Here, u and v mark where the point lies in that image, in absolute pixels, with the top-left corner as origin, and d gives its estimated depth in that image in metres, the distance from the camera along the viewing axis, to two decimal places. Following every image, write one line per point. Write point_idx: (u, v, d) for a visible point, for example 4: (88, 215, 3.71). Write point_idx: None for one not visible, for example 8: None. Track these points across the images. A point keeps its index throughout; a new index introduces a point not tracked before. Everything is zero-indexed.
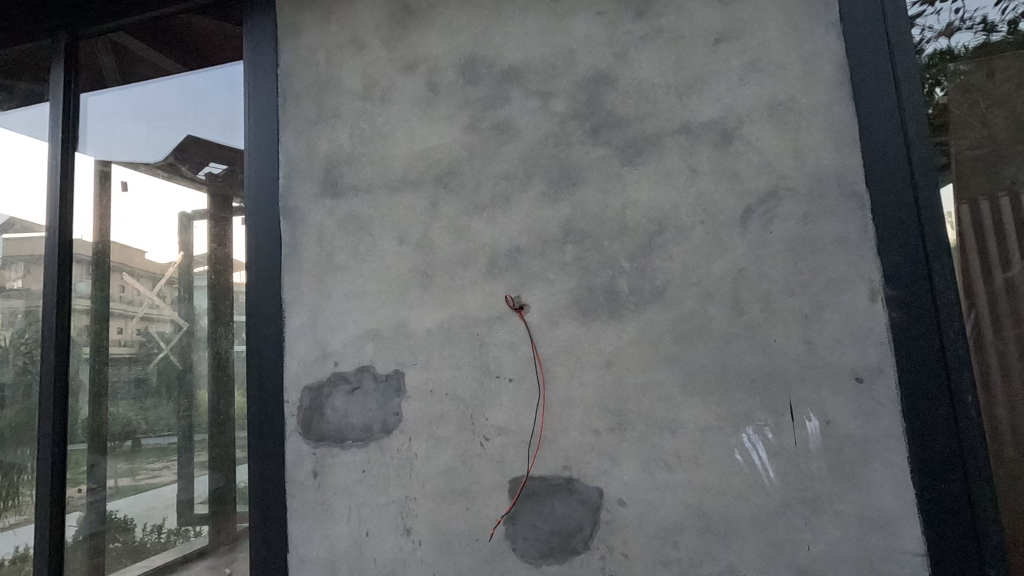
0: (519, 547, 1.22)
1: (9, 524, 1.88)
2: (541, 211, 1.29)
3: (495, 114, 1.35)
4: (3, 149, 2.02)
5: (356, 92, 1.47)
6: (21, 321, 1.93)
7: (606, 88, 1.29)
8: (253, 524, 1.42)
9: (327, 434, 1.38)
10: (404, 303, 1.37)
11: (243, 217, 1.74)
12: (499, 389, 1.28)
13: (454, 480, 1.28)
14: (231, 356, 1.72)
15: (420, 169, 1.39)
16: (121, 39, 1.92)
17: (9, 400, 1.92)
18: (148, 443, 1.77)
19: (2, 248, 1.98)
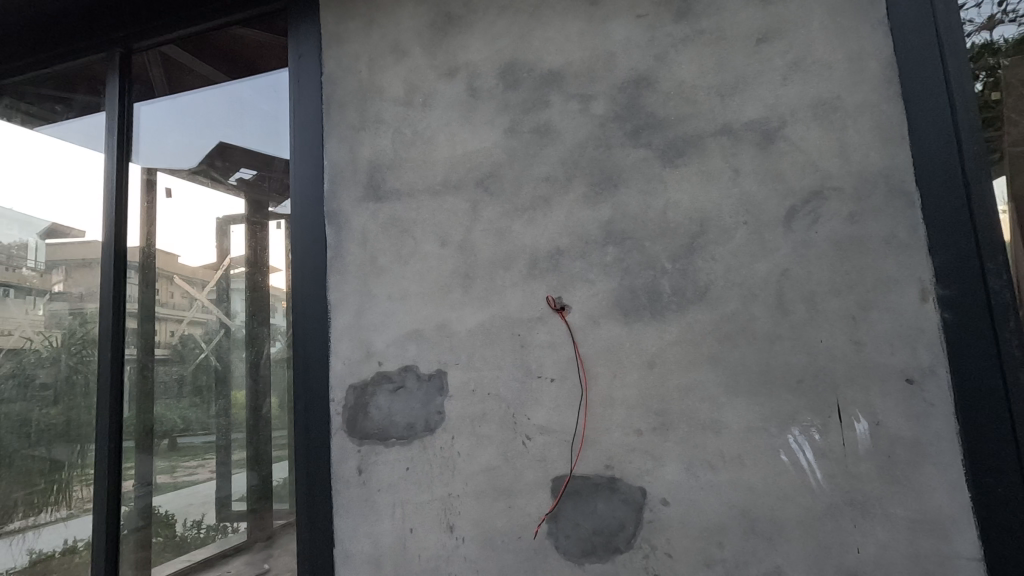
0: (561, 545, 1.23)
1: (60, 517, 1.97)
2: (582, 213, 1.31)
3: (535, 118, 1.37)
4: (58, 158, 2.13)
5: (398, 98, 1.51)
6: (71, 323, 2.02)
7: (647, 90, 1.30)
8: (301, 518, 1.46)
9: (372, 432, 1.41)
10: (447, 304, 1.39)
11: (277, 223, 1.81)
12: (541, 389, 1.29)
13: (496, 478, 1.30)
14: (272, 356, 1.78)
15: (461, 172, 1.42)
16: (171, 51, 2.00)
17: (62, 399, 2.01)
18: (185, 442, 1.85)
19: (55, 253, 2.08)
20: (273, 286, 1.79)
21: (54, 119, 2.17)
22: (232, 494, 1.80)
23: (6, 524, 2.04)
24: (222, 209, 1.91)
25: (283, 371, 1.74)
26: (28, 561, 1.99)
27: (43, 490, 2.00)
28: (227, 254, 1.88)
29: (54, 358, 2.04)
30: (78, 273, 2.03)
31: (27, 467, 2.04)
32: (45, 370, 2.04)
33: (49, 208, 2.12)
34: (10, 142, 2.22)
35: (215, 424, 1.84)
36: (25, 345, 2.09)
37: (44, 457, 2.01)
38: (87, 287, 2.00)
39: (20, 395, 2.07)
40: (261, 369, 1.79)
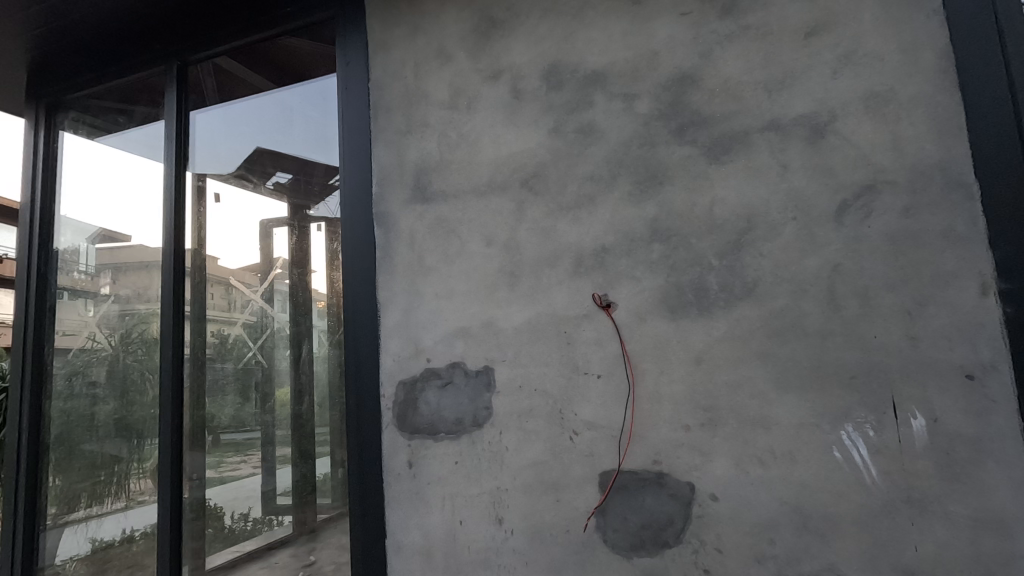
0: (610, 539, 1.25)
1: (119, 508, 2.09)
2: (627, 211, 1.32)
3: (579, 118, 1.39)
4: (119, 167, 2.25)
5: (443, 101, 1.55)
6: (129, 325, 2.14)
7: (692, 88, 1.30)
8: (354, 509, 1.52)
9: (421, 426, 1.46)
10: (493, 302, 1.43)
11: (318, 227, 1.89)
12: (587, 385, 1.31)
13: (544, 472, 1.33)
14: (314, 355, 1.86)
15: (507, 173, 1.45)
16: (224, 62, 2.09)
17: (122, 395, 2.12)
18: (228, 438, 1.95)
19: (115, 257, 2.20)
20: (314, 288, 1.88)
21: (115, 129, 2.29)
22: (278, 488, 1.89)
23: (70, 513, 2.17)
24: (269, 213, 2.01)
25: (328, 368, 1.81)
26: (91, 548, 2.12)
27: (104, 481, 2.13)
28: (273, 257, 1.97)
29: (112, 358, 2.16)
30: (137, 276, 2.14)
31: (89, 460, 2.16)
32: (106, 369, 2.16)
33: (109, 215, 2.24)
34: (74, 153, 2.36)
35: (260, 420, 1.94)
36: (86, 344, 2.21)
37: (106, 450, 2.14)
38: (140, 290, 2.13)
39: (82, 392, 2.20)
40: (311, 366, 1.86)
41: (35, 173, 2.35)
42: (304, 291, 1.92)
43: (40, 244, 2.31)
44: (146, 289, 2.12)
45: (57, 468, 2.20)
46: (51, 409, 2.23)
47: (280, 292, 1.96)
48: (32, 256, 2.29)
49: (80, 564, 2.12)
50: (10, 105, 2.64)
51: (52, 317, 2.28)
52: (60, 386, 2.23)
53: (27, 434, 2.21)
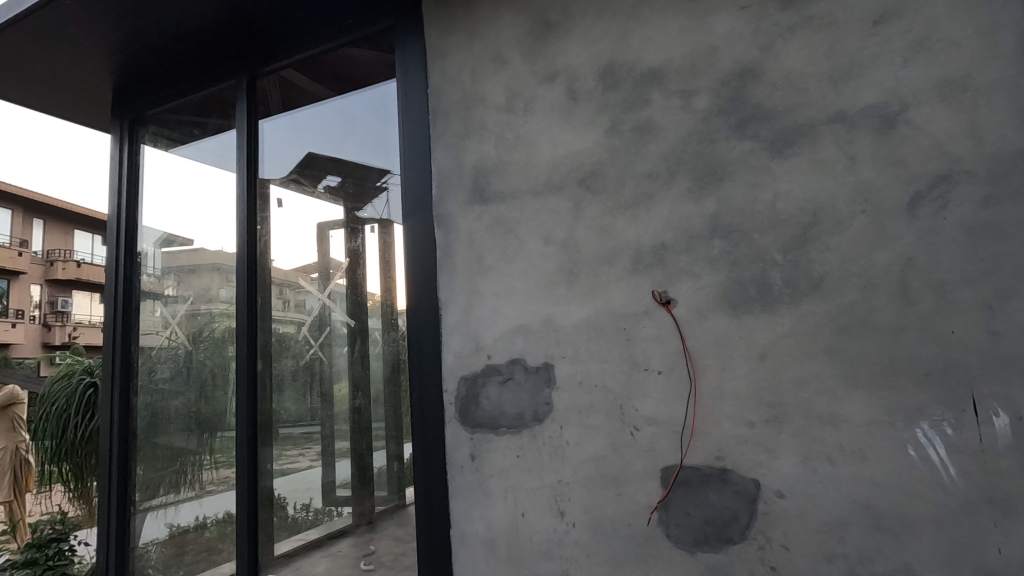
0: (673, 534, 1.26)
1: (192, 496, 2.26)
2: (686, 207, 1.33)
3: (636, 116, 1.40)
4: (193, 177, 2.42)
5: (500, 105, 1.59)
6: (201, 326, 2.32)
7: (753, 82, 1.29)
8: (419, 500, 1.58)
9: (483, 421, 1.51)
10: (552, 300, 1.46)
11: (372, 229, 2.00)
12: (648, 381, 1.33)
13: (604, 467, 1.35)
14: (370, 351, 2.00)
15: (564, 173, 1.47)
16: (290, 73, 2.19)
17: (197, 390, 2.30)
18: (289, 432, 2.10)
19: (190, 257, 2.39)
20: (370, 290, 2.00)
21: (190, 141, 2.45)
22: (338, 480, 2.04)
23: (150, 499, 2.35)
24: (324, 216, 2.16)
25: (384, 367, 1.93)
26: (168, 532, 2.30)
27: (180, 471, 2.30)
28: (330, 257, 2.13)
29: (187, 355, 2.34)
30: (207, 277, 2.33)
31: (167, 451, 2.34)
32: (182, 366, 2.34)
33: (179, 220, 2.44)
34: (151, 164, 2.54)
35: (317, 415, 2.10)
36: (164, 342, 2.40)
37: (183, 441, 2.31)
38: (203, 292, 2.34)
39: (161, 388, 2.38)
40: (368, 364, 2.01)
41: (117, 184, 2.55)
42: (359, 292, 2.05)
43: (126, 249, 2.50)
44: (211, 290, 2.32)
45: (138, 458, 2.39)
46: (134, 402, 2.42)
47: (336, 295, 2.10)
48: (118, 260, 2.48)
49: (159, 547, 2.31)
50: (96, 122, 2.86)
51: (133, 318, 2.47)
52: (142, 381, 2.42)
53: (115, 425, 2.40)
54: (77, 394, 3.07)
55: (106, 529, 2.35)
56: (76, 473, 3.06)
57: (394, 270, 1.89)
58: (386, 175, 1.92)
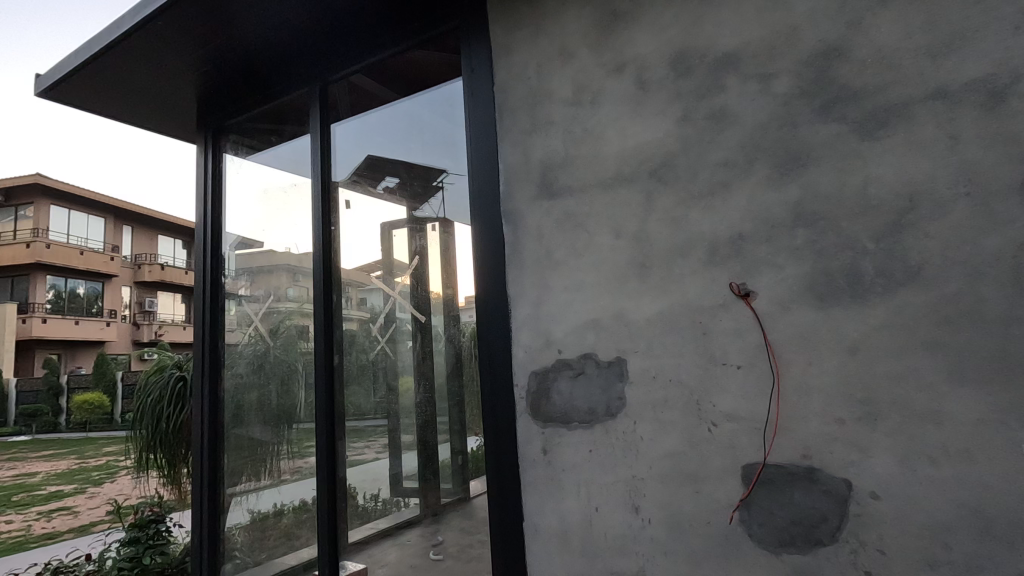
0: (757, 534, 1.22)
1: (269, 484, 2.41)
2: (766, 195, 1.28)
3: (710, 104, 1.36)
4: (269, 182, 2.57)
5: (568, 98, 1.58)
6: (279, 322, 2.46)
7: (839, 60, 1.22)
8: (491, 492, 1.61)
9: (554, 416, 1.51)
10: (624, 294, 1.44)
11: (433, 227, 2.12)
12: (726, 376, 1.29)
13: (681, 463, 1.32)
14: (434, 348, 2.10)
15: (634, 165, 1.45)
16: (359, 79, 2.26)
17: (273, 384, 2.45)
18: (359, 424, 2.18)
19: (268, 257, 2.53)
20: (432, 291, 2.12)
21: (266, 147, 2.59)
22: (404, 472, 2.15)
23: (234, 486, 2.51)
24: (389, 216, 2.27)
25: (445, 363, 2.05)
26: (249, 517, 2.46)
27: (259, 460, 2.46)
28: (393, 256, 2.24)
29: (265, 350, 2.49)
30: (280, 276, 2.47)
31: (246, 441, 2.50)
32: (262, 360, 2.49)
33: (253, 224, 2.60)
34: (229, 171, 2.71)
35: (384, 408, 2.20)
36: (246, 337, 2.56)
37: (263, 430, 2.46)
38: (275, 291, 2.49)
39: (242, 380, 2.54)
40: (431, 360, 2.12)
41: (202, 190, 2.72)
42: (422, 292, 2.17)
43: (212, 250, 2.66)
44: (280, 289, 2.47)
45: (220, 447, 2.54)
46: (222, 393, 2.57)
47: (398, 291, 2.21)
48: (206, 261, 2.65)
49: (243, 531, 2.47)
50: (180, 133, 3.04)
51: (219, 314, 2.63)
52: (228, 373, 2.57)
53: (206, 416, 2.55)
54: (169, 387, 3.32)
55: (200, 513, 2.51)
56: (168, 460, 3.30)
57: (456, 267, 1.97)
58: (443, 175, 2.02)
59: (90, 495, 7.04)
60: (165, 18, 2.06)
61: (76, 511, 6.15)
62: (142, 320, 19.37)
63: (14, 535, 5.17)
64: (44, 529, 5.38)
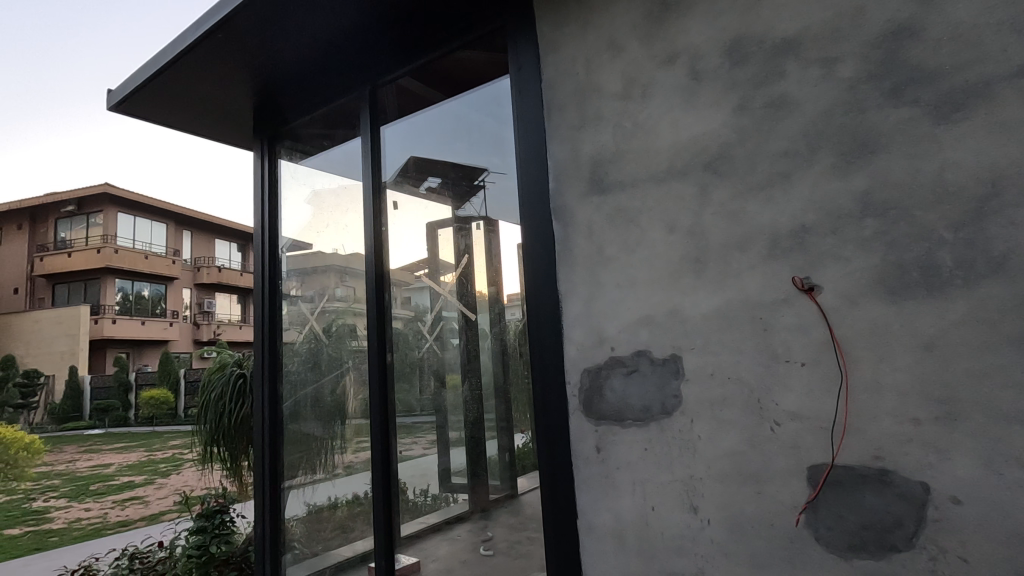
0: (824, 538, 1.18)
1: (329, 474, 2.47)
2: (831, 185, 1.22)
3: (769, 92, 1.31)
4: (321, 184, 2.65)
5: (617, 92, 1.56)
6: (331, 321, 2.54)
7: (910, 40, 1.16)
8: (545, 489, 1.61)
9: (608, 413, 1.50)
10: (679, 290, 1.41)
11: (478, 228, 2.18)
12: (789, 374, 1.24)
13: (741, 463, 1.28)
14: (479, 346, 2.15)
15: (688, 158, 1.42)
16: (407, 82, 2.30)
17: (328, 381, 2.53)
18: (407, 421, 2.21)
19: (321, 258, 2.61)
20: (478, 291, 2.18)
21: (318, 151, 2.68)
22: (454, 468, 2.22)
23: (292, 479, 2.61)
24: (434, 217, 2.33)
25: (493, 360, 2.08)
26: (306, 510, 2.56)
27: (314, 454, 2.55)
28: (439, 257, 2.29)
29: (320, 348, 2.57)
30: (327, 276, 2.57)
31: (301, 437, 2.60)
32: (315, 358, 2.59)
33: (304, 227, 2.70)
34: (284, 174, 2.81)
35: (432, 405, 2.23)
36: (303, 334, 2.65)
37: (317, 426, 2.55)
38: (324, 290, 2.58)
39: (299, 378, 2.64)
40: (477, 358, 2.17)
41: (259, 194, 2.82)
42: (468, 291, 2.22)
43: (271, 251, 2.76)
44: (328, 289, 2.56)
45: (279, 442, 2.63)
46: (281, 389, 2.66)
47: (443, 290, 2.27)
48: (264, 261, 2.74)
49: (300, 523, 2.56)
50: (237, 141, 3.17)
51: (277, 313, 2.73)
52: (289, 371, 2.67)
53: (266, 411, 2.64)
54: (231, 383, 3.47)
55: (261, 503, 2.60)
56: (231, 453, 3.47)
57: (501, 266, 2.02)
58: (483, 175, 2.08)
59: (159, 485, 7.45)
60: (224, 31, 2.15)
61: (147, 500, 6.53)
62: (202, 321, 20.37)
63: (93, 522, 5.54)
64: (119, 517, 5.73)
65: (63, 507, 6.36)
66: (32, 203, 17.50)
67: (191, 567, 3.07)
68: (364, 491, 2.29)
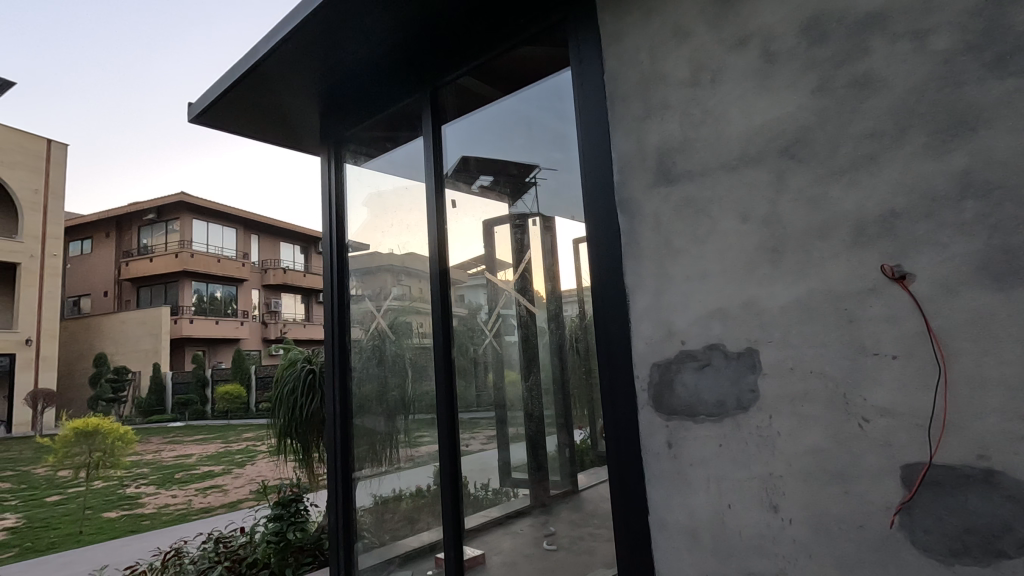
0: (922, 542, 1.11)
1: (394, 467, 2.54)
2: (924, 166, 1.14)
3: (852, 70, 1.25)
4: (382, 184, 2.74)
5: (685, 79, 1.52)
6: (393, 317, 2.62)
7: (1014, 6, 1.07)
8: (615, 484, 1.59)
9: (679, 408, 1.47)
10: (754, 281, 1.36)
11: (535, 225, 2.26)
12: (879, 367, 1.18)
13: (826, 461, 1.23)
14: (538, 333, 2.28)
15: (763, 143, 1.37)
16: (466, 81, 2.33)
17: (394, 380, 2.59)
18: (469, 416, 2.21)
19: (385, 257, 2.68)
20: (537, 289, 2.32)
21: (381, 152, 2.76)
22: (514, 463, 2.25)
23: (361, 469, 2.70)
24: (491, 215, 2.35)
25: (550, 355, 2.18)
26: (373, 501, 2.65)
27: (380, 447, 2.63)
28: (496, 255, 2.36)
29: (384, 344, 2.65)
30: (384, 277, 2.69)
31: (367, 431, 2.70)
32: (378, 355, 2.68)
33: (364, 228, 2.81)
34: (348, 177, 2.91)
35: (491, 401, 2.27)
36: (370, 330, 2.73)
37: (382, 420, 2.63)
38: (381, 291, 2.69)
39: (365, 374, 2.73)
40: (535, 355, 2.28)
41: (326, 198, 2.94)
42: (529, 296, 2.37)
43: (338, 250, 2.86)
44: (386, 288, 2.67)
45: (350, 435, 2.72)
46: (351, 384, 2.76)
47: (503, 290, 2.38)
48: (332, 260, 2.85)
49: (369, 512, 2.66)
50: (303, 147, 3.31)
51: (345, 311, 2.82)
52: (358, 366, 2.76)
53: (338, 406, 2.74)
54: (302, 377, 3.63)
55: (335, 493, 2.70)
56: (303, 445, 3.64)
57: (557, 261, 2.08)
58: (534, 172, 2.16)
59: (236, 475, 7.92)
60: (293, 41, 2.25)
61: (226, 489, 6.95)
62: (270, 320, 21.45)
63: (179, 508, 5.94)
64: (202, 504, 6.14)
65: (152, 494, 6.85)
66: (118, 213, 18.92)
67: (270, 552, 3.24)
68: (428, 484, 2.36)
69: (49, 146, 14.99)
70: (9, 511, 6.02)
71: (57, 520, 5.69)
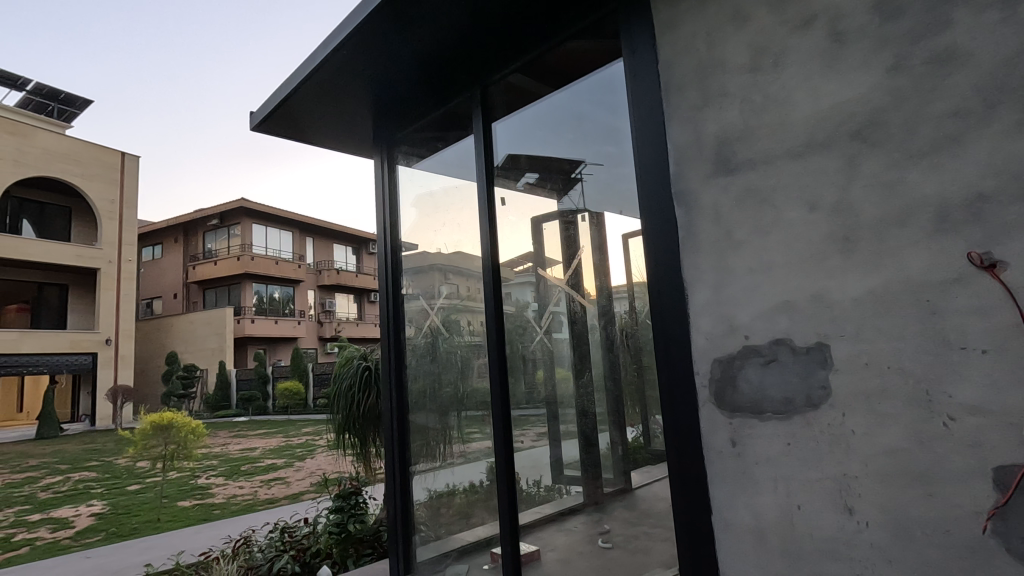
0: (1018, 548, 1.04)
1: (449, 463, 2.57)
2: (1016, 145, 1.06)
3: (931, 46, 1.17)
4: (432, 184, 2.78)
5: (745, 65, 1.47)
6: (444, 315, 2.66)
7: None
8: (675, 483, 1.56)
9: (743, 405, 1.43)
10: (823, 273, 1.30)
11: (585, 220, 2.16)
12: (965, 363, 1.10)
13: (907, 462, 1.16)
14: (591, 330, 2.12)
15: (831, 128, 1.30)
16: (516, 78, 2.34)
17: (449, 380, 2.61)
18: (522, 412, 2.26)
19: (435, 256, 2.73)
20: (586, 291, 2.15)
21: (432, 152, 2.80)
22: (567, 461, 2.18)
23: (416, 465, 2.76)
24: (540, 211, 2.31)
25: (601, 353, 2.09)
26: (427, 495, 2.70)
27: (433, 442, 2.67)
28: (544, 250, 2.29)
29: (437, 342, 2.69)
30: (432, 276, 2.74)
31: (421, 428, 2.73)
32: (430, 352, 2.72)
33: (415, 227, 2.87)
34: (401, 180, 2.97)
35: (544, 398, 2.26)
36: (422, 329, 2.78)
37: (434, 417, 2.67)
38: (429, 290, 2.76)
39: (417, 372, 2.79)
40: (587, 352, 2.14)
41: (381, 199, 3.01)
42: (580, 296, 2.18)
43: (393, 251, 2.93)
44: (435, 288, 2.72)
45: (406, 431, 2.79)
46: (406, 382, 2.83)
47: (553, 288, 2.27)
48: (387, 261, 2.93)
49: (424, 506, 2.71)
50: (356, 150, 3.40)
51: (399, 310, 2.89)
52: (411, 363, 2.82)
53: (394, 402, 2.82)
54: (359, 374, 3.74)
55: (393, 487, 2.78)
56: (361, 439, 3.77)
57: (608, 256, 2.01)
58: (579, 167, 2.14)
59: (297, 468, 8.24)
60: (347, 48, 2.31)
61: (288, 481, 7.25)
62: (325, 320, 22.21)
63: (246, 499, 6.25)
64: (267, 495, 6.43)
65: (221, 484, 7.23)
66: (185, 219, 20.05)
67: (331, 542, 3.36)
68: (481, 480, 2.40)
69: (124, 159, 16.05)
70: (96, 499, 6.50)
71: (138, 507, 6.10)
